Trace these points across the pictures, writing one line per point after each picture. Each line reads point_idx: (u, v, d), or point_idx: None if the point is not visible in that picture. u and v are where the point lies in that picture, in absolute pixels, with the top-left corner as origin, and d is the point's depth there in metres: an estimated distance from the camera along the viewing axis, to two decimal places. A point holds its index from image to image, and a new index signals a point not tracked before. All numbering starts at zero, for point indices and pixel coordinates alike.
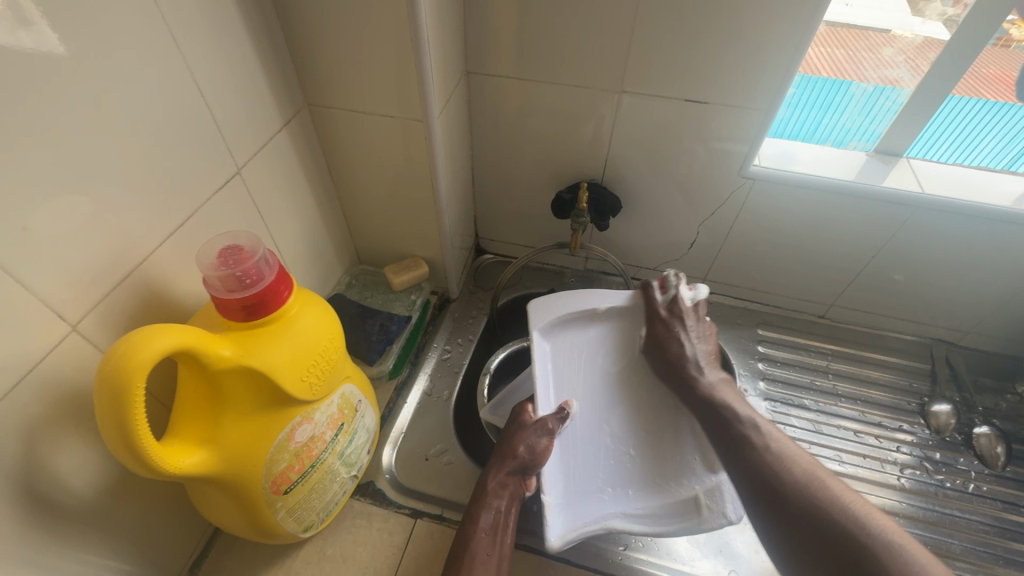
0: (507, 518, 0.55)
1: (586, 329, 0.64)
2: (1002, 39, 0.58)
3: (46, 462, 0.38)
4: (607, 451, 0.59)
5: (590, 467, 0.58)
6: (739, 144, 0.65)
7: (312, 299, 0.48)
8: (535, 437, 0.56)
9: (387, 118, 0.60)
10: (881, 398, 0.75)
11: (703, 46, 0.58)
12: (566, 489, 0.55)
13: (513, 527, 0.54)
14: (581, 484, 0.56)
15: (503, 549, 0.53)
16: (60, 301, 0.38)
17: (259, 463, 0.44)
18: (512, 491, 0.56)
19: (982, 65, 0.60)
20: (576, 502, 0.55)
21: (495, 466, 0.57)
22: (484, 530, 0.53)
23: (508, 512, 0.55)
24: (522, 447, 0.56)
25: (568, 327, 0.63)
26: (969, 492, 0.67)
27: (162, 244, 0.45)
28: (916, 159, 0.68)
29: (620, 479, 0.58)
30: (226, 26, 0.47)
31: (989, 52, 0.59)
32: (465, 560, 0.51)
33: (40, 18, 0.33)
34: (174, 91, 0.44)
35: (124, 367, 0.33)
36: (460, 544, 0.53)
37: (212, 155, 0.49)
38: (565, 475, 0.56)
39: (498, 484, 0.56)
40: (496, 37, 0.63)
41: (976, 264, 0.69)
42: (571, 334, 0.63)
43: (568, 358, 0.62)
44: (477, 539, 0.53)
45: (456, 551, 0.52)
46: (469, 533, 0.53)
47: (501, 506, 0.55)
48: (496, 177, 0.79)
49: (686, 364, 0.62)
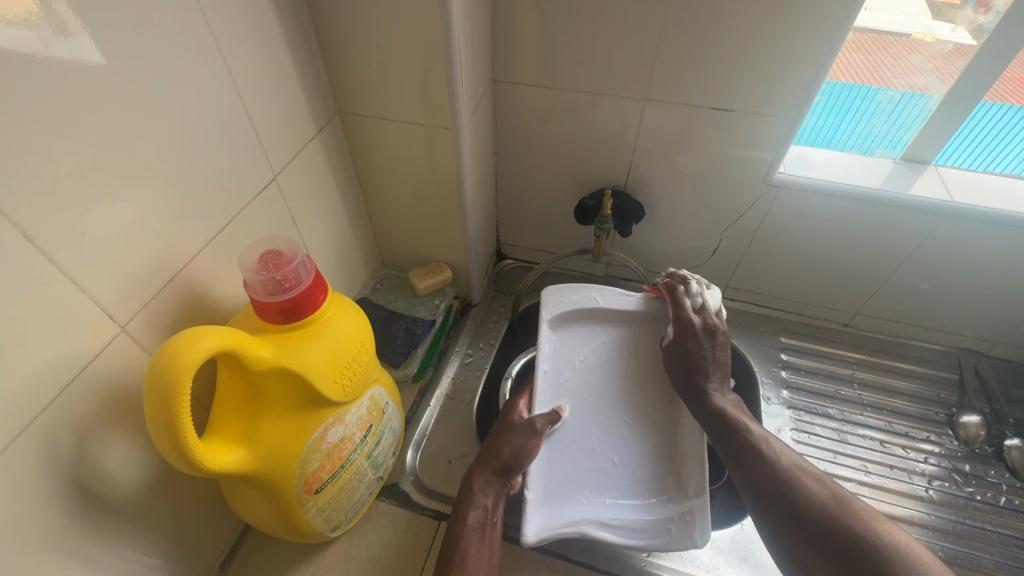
0: (496, 513, 0.55)
1: (598, 331, 0.67)
2: None
3: (93, 458, 0.39)
4: (593, 452, 0.59)
5: (574, 466, 0.58)
6: (764, 153, 0.65)
7: (345, 303, 0.49)
8: (522, 440, 0.57)
9: (415, 126, 0.61)
10: (908, 409, 0.74)
11: (729, 53, 0.58)
12: (548, 485, 0.57)
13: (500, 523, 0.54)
14: (564, 485, 0.57)
15: (495, 545, 0.53)
16: (111, 302, 0.39)
17: (293, 462, 0.45)
18: (501, 487, 0.56)
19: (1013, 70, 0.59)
20: (557, 501, 0.56)
21: (483, 465, 0.57)
22: (477, 527, 0.53)
23: (496, 510, 0.55)
24: (508, 445, 0.57)
25: (583, 321, 0.68)
26: (1001, 505, 0.65)
27: (203, 248, 0.47)
28: (944, 167, 0.68)
29: (600, 484, 0.57)
30: (264, 35, 0.49)
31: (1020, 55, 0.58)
32: (453, 559, 0.50)
33: (79, 30, 0.34)
34: (214, 100, 0.45)
35: (172, 367, 0.35)
36: (451, 541, 0.52)
37: (250, 162, 0.50)
38: (552, 472, 0.57)
39: (484, 482, 0.56)
40: (522, 46, 0.64)
41: (1007, 275, 0.68)
42: (582, 331, 0.67)
43: (578, 347, 0.66)
44: (467, 536, 0.52)
45: (449, 545, 0.52)
46: (457, 532, 0.52)
47: (491, 502, 0.55)
48: (519, 184, 0.79)
49: (701, 376, 0.59)
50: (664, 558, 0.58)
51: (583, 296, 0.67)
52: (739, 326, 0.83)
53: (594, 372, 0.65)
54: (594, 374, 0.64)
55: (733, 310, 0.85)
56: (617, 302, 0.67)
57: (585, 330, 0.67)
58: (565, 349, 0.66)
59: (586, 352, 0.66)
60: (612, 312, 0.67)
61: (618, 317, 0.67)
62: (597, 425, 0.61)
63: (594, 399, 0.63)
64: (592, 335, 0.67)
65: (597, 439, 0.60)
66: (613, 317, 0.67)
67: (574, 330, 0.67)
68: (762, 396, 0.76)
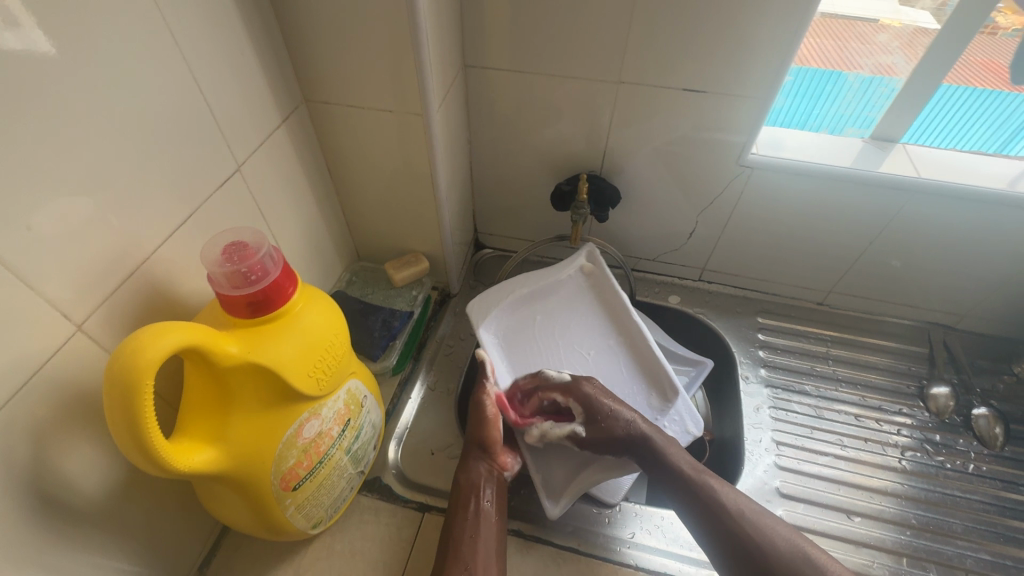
0: (487, 497, 0.56)
1: (528, 310, 0.70)
2: (990, 27, 0.58)
3: (54, 463, 0.38)
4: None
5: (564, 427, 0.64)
6: (736, 135, 0.65)
7: (316, 295, 0.47)
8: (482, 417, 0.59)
9: (385, 113, 0.59)
10: (882, 382, 0.76)
11: (700, 34, 0.58)
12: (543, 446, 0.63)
13: (495, 510, 0.56)
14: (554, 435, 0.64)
15: (491, 530, 0.54)
16: (64, 300, 0.37)
17: (267, 460, 0.44)
18: (488, 471, 0.58)
19: (970, 49, 0.60)
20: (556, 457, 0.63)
21: (468, 455, 0.59)
22: (469, 513, 0.55)
23: (487, 492, 0.56)
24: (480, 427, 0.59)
25: (512, 313, 0.70)
26: (970, 472, 0.67)
27: (164, 242, 0.45)
28: (911, 144, 0.69)
29: None
30: (220, 19, 0.47)
31: (977, 40, 0.59)
32: (454, 550, 0.52)
33: (27, 18, 0.32)
34: (172, 90, 0.43)
35: (133, 365, 0.33)
36: (449, 536, 0.53)
37: (210, 152, 0.48)
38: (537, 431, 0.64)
39: (472, 472, 0.58)
40: (492, 29, 0.63)
41: (973, 249, 0.69)
42: (510, 319, 0.70)
43: (518, 337, 0.68)
44: (461, 525, 0.54)
45: (447, 539, 0.54)
46: (454, 525, 0.54)
47: (480, 487, 0.57)
48: (495, 171, 0.79)
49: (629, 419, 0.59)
50: (648, 538, 0.58)
51: (507, 290, 0.70)
52: (716, 308, 0.84)
53: (545, 345, 0.68)
54: (543, 347, 0.68)
55: (710, 292, 0.86)
56: (540, 281, 0.71)
57: (520, 319, 0.70)
58: (510, 345, 0.68)
59: (528, 337, 0.68)
60: (537, 295, 0.71)
61: (544, 296, 0.71)
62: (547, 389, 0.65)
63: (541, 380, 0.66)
64: (528, 319, 0.70)
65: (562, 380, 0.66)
66: (540, 297, 0.71)
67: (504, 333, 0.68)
68: (740, 375, 0.77)
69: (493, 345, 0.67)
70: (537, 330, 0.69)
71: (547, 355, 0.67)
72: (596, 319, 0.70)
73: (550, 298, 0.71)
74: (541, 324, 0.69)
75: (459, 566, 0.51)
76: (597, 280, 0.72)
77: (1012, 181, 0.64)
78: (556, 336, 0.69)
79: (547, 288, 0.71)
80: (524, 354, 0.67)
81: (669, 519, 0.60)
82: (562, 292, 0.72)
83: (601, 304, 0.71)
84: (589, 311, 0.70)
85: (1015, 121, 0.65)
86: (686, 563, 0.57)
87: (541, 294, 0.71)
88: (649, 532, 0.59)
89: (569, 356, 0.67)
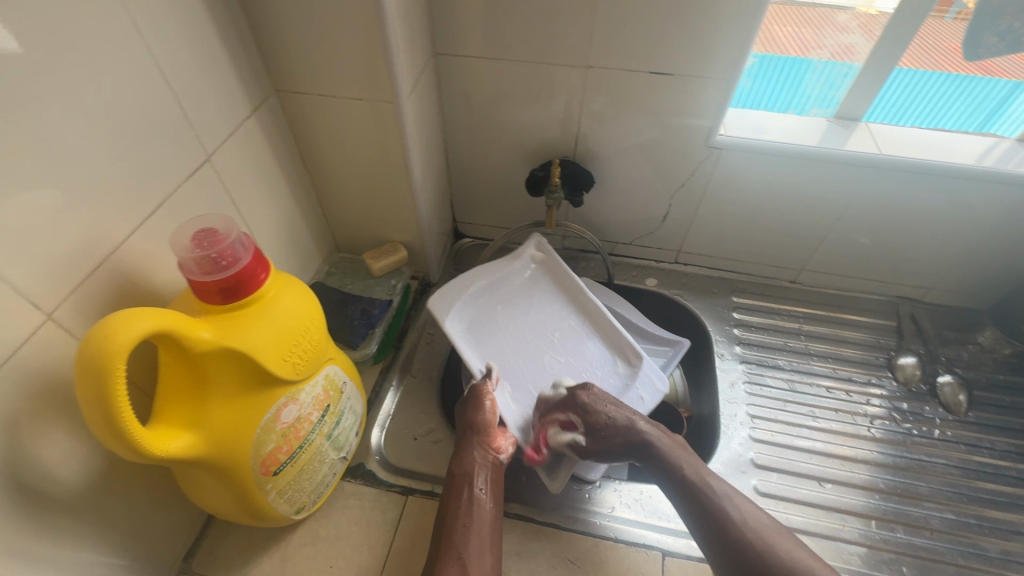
0: (482, 485, 0.56)
1: (488, 299, 0.69)
2: (962, 13, 0.61)
3: (30, 452, 0.38)
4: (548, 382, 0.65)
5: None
6: (704, 119, 0.67)
7: (290, 281, 0.48)
8: (474, 411, 0.60)
9: (356, 102, 0.60)
10: (853, 355, 0.78)
11: (665, 17, 0.59)
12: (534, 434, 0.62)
13: (488, 498, 0.55)
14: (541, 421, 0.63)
15: (484, 518, 0.54)
16: (33, 290, 0.37)
17: (245, 444, 0.45)
18: (483, 459, 0.57)
19: (933, 39, 0.64)
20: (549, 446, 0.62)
21: (462, 442, 0.59)
22: (463, 501, 0.54)
23: (481, 478, 0.56)
24: (480, 416, 0.59)
25: (474, 305, 0.68)
26: (935, 437, 0.70)
27: (134, 232, 0.45)
28: (874, 123, 0.70)
29: None
30: (185, 10, 0.47)
31: (948, 23, 0.63)
32: (447, 539, 0.52)
33: None
34: (138, 81, 0.43)
35: (105, 350, 0.34)
36: (442, 526, 0.53)
37: (179, 143, 0.48)
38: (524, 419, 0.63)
39: (465, 462, 0.57)
40: (460, 17, 0.63)
41: (934, 222, 0.72)
42: (472, 310, 0.68)
43: (482, 328, 0.67)
44: (455, 513, 0.54)
45: (441, 528, 0.53)
46: (448, 515, 0.54)
47: (474, 475, 0.56)
48: (471, 159, 0.79)
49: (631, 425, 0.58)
50: (628, 511, 0.60)
51: (466, 281, 0.69)
52: (692, 289, 0.86)
53: (509, 331, 0.67)
54: (508, 334, 0.67)
55: (686, 274, 0.87)
56: (502, 271, 0.71)
57: (482, 309, 0.68)
58: (476, 337, 0.66)
59: (492, 327, 0.67)
60: (496, 285, 0.71)
61: (502, 284, 0.71)
62: (523, 373, 0.65)
63: (511, 364, 0.65)
64: (489, 311, 0.69)
65: (537, 365, 0.66)
66: (499, 287, 0.71)
67: (468, 323, 0.67)
68: (716, 352, 0.79)
69: (461, 338, 0.65)
70: (500, 319, 0.68)
71: (513, 339, 0.67)
72: (553, 299, 0.71)
73: (508, 287, 0.71)
74: (502, 311, 0.69)
75: (454, 555, 0.50)
76: (550, 264, 0.73)
77: (980, 157, 0.66)
78: (518, 320, 0.68)
79: (504, 277, 0.71)
80: (491, 342, 0.66)
81: (648, 493, 0.62)
82: (520, 281, 0.72)
83: (557, 284, 0.72)
84: (546, 292, 0.71)
85: (989, 103, 0.68)
86: (664, 534, 0.58)
87: (499, 283, 0.71)
88: (629, 505, 0.61)
89: (533, 337, 0.67)
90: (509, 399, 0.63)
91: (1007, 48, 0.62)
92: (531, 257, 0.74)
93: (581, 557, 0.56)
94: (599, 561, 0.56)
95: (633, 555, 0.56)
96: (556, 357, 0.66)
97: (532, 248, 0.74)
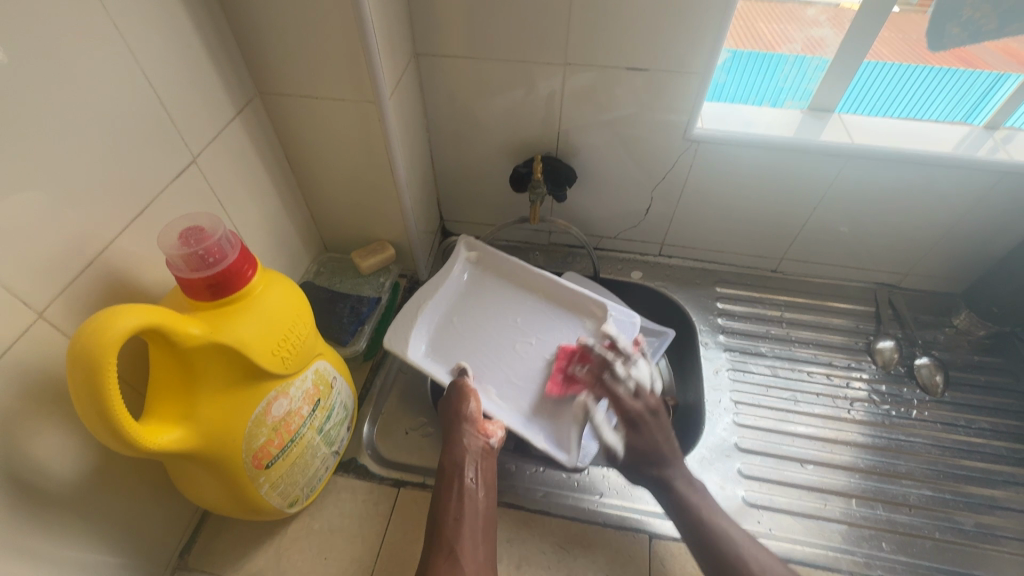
0: (472, 473, 0.57)
1: (441, 309, 0.69)
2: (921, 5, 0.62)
3: (24, 448, 0.39)
4: (524, 364, 0.66)
5: (529, 390, 0.64)
6: (681, 114, 0.68)
7: (277, 278, 0.49)
8: (462, 403, 0.60)
9: (340, 102, 0.61)
10: (834, 340, 0.80)
11: (639, 15, 0.61)
12: (530, 415, 0.62)
13: (479, 489, 0.56)
14: (536, 403, 0.63)
15: (476, 509, 0.55)
16: (24, 289, 0.38)
17: (237, 438, 0.46)
18: (472, 447, 0.58)
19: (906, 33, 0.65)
20: (547, 421, 0.62)
21: (450, 433, 0.59)
22: (454, 493, 0.55)
23: (471, 469, 0.57)
24: (466, 405, 0.59)
25: (427, 325, 0.68)
26: (913, 418, 0.72)
27: (122, 233, 0.46)
28: (847, 114, 0.73)
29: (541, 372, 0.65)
30: (166, 13, 0.47)
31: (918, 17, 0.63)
32: (439, 531, 0.52)
33: None
34: (123, 85, 0.44)
35: (97, 345, 0.35)
36: (434, 520, 0.54)
37: (164, 145, 0.49)
38: (517, 407, 0.63)
39: (454, 455, 0.57)
40: (440, 19, 0.64)
41: (907, 210, 0.74)
42: (425, 330, 0.67)
43: (442, 341, 0.67)
44: (447, 506, 0.54)
45: (433, 523, 0.54)
46: (439, 509, 0.54)
47: (464, 466, 0.57)
48: (456, 157, 0.81)
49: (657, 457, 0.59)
50: (616, 497, 0.61)
51: (413, 301, 0.68)
52: (676, 281, 0.87)
53: (470, 332, 0.68)
54: (469, 335, 0.68)
55: (670, 266, 0.89)
56: (447, 280, 0.72)
57: (436, 326, 0.68)
58: (438, 353, 0.66)
59: (450, 337, 0.67)
60: (443, 297, 0.70)
61: (449, 294, 0.71)
62: (501, 364, 0.66)
63: (484, 362, 0.66)
64: (444, 324, 0.69)
65: (509, 356, 0.67)
66: (448, 300, 0.71)
67: (428, 342, 0.66)
68: (700, 341, 0.80)
69: (424, 360, 0.64)
70: (459, 326, 0.68)
71: (477, 338, 0.68)
72: (504, 290, 0.72)
73: (455, 297, 0.71)
74: (457, 320, 0.69)
75: (447, 549, 0.51)
76: (488, 258, 0.74)
77: (957, 146, 0.68)
78: (477, 319, 0.69)
79: (448, 287, 0.71)
80: (455, 351, 0.66)
81: None
82: (463, 288, 0.72)
83: (503, 275, 0.74)
84: (494, 288, 0.73)
85: (972, 95, 0.69)
86: (652, 517, 0.60)
87: (446, 296, 0.71)
88: (616, 492, 0.62)
89: (496, 327, 0.69)
90: (496, 399, 0.63)
91: (969, 39, 0.63)
92: (464, 259, 0.74)
93: (571, 542, 0.58)
94: (588, 545, 0.58)
95: (621, 538, 0.58)
96: (526, 339, 0.68)
97: (462, 251, 0.75)
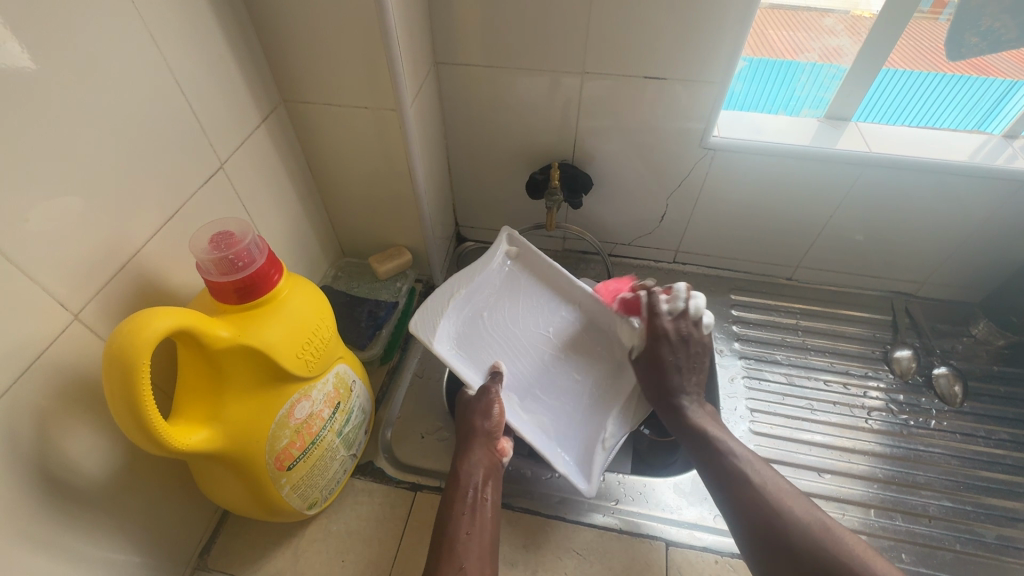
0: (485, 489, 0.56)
1: (472, 304, 0.68)
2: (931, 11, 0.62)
3: (57, 448, 0.40)
4: (552, 378, 0.65)
5: (557, 407, 0.63)
6: (698, 122, 0.69)
7: (301, 282, 0.50)
8: (481, 418, 0.59)
9: (362, 110, 0.62)
10: (850, 349, 0.80)
11: (657, 25, 0.61)
12: (555, 431, 0.62)
13: (490, 503, 0.55)
14: (560, 421, 0.63)
15: (485, 524, 0.53)
16: (61, 292, 0.40)
17: (260, 440, 0.46)
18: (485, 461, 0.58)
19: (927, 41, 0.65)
20: (569, 439, 0.62)
21: (466, 447, 0.59)
22: (466, 507, 0.54)
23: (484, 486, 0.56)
24: (484, 419, 0.59)
25: (459, 317, 0.66)
26: (932, 428, 0.71)
27: (152, 237, 0.47)
28: (864, 124, 0.73)
29: (569, 392, 0.65)
30: (197, 25, 0.49)
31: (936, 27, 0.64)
32: (446, 544, 0.51)
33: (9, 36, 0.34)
34: (154, 94, 0.45)
35: (131, 344, 0.36)
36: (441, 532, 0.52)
37: (193, 152, 0.50)
38: (542, 422, 0.62)
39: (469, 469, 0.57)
40: (460, 29, 0.66)
41: (925, 218, 0.74)
42: (457, 322, 0.66)
43: (473, 337, 0.66)
44: (457, 519, 0.53)
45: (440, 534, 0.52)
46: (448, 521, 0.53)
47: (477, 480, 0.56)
48: (473, 164, 0.82)
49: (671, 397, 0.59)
50: (630, 504, 0.61)
51: (449, 290, 0.67)
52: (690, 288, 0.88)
53: (499, 333, 0.67)
54: (499, 337, 0.67)
55: (684, 273, 0.89)
56: (484, 272, 0.69)
57: (468, 319, 0.67)
58: (468, 348, 0.65)
59: (481, 334, 0.66)
60: (478, 289, 0.69)
61: (484, 287, 0.69)
62: (529, 374, 0.65)
63: (513, 367, 0.65)
64: (475, 318, 0.67)
65: (539, 366, 0.66)
66: (481, 293, 0.69)
67: (458, 337, 0.65)
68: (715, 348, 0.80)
69: (454, 354, 0.63)
70: (489, 325, 0.67)
71: (506, 343, 0.66)
72: (539, 292, 0.70)
73: (488, 292, 0.69)
74: (489, 317, 0.68)
75: (454, 564, 0.49)
76: (525, 255, 0.72)
77: (975, 155, 0.68)
78: (509, 320, 0.68)
79: (484, 280, 0.69)
80: (484, 351, 0.65)
81: (650, 486, 0.63)
82: (499, 282, 0.70)
83: (540, 277, 0.71)
84: (530, 289, 0.70)
85: (985, 102, 0.69)
86: (665, 524, 0.60)
87: (481, 289, 0.69)
88: (631, 499, 0.62)
89: (528, 333, 0.68)
90: (520, 408, 0.62)
91: (988, 48, 0.64)
92: (503, 251, 0.72)
93: (586, 547, 0.58)
94: (604, 551, 0.58)
95: (637, 545, 0.58)
96: (557, 351, 0.67)
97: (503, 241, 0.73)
